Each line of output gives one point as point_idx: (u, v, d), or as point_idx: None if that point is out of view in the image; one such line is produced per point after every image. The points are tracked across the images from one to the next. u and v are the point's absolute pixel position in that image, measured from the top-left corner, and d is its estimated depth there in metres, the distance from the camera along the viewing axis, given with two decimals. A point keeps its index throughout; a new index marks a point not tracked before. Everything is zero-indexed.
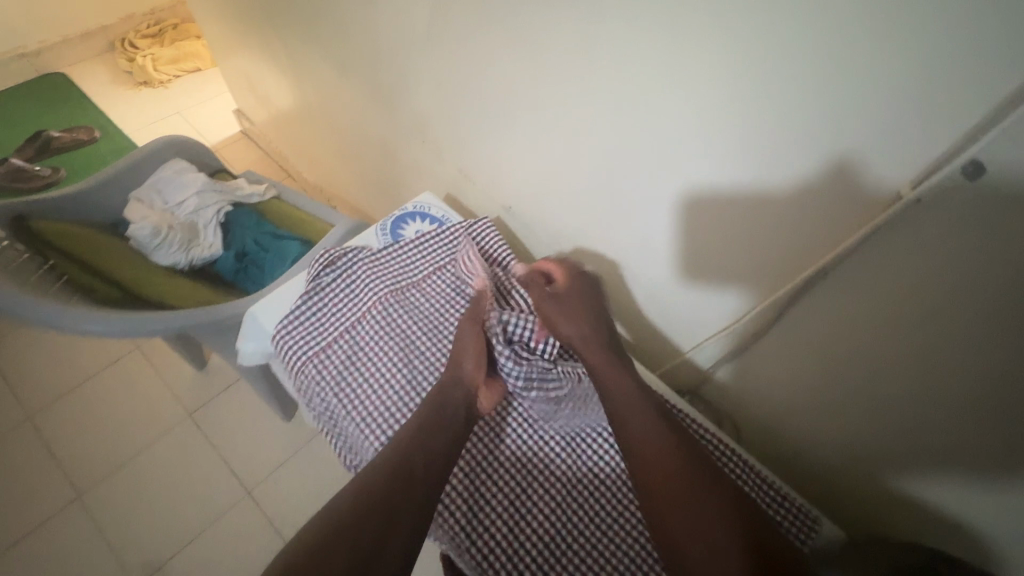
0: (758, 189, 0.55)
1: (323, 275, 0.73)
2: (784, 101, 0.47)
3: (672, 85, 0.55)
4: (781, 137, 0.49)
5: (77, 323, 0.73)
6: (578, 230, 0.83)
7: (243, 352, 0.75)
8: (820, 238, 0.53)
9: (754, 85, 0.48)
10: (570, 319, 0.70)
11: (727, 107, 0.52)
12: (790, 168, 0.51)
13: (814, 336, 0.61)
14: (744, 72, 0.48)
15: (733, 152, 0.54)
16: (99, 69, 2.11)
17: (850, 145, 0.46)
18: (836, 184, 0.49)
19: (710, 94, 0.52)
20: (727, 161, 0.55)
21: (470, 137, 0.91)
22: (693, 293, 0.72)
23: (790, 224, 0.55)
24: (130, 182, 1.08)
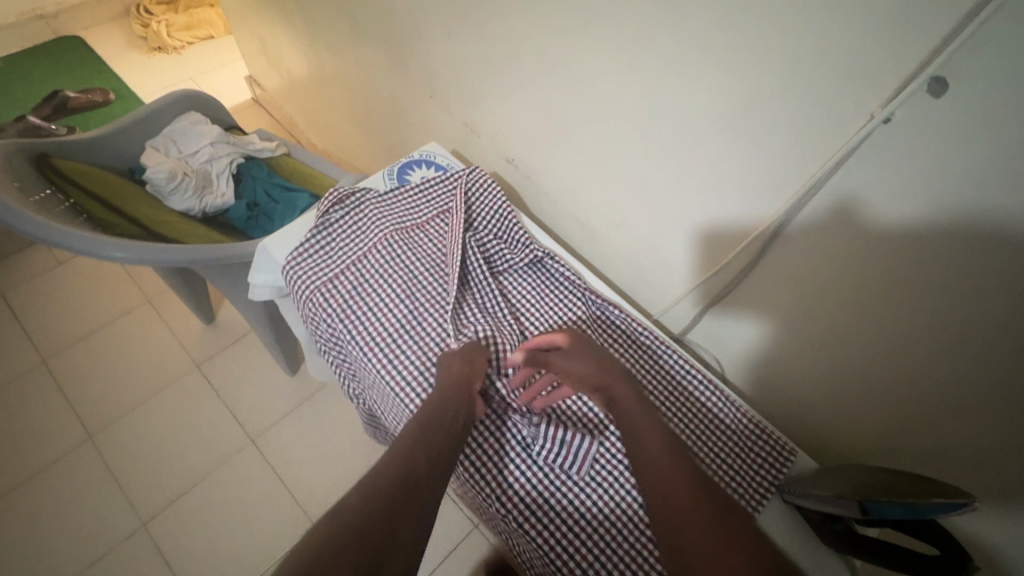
0: (744, 121, 0.59)
1: (332, 211, 0.77)
2: (774, 27, 0.51)
3: (671, 20, 0.58)
4: (767, 65, 0.53)
5: (97, 249, 0.78)
6: (579, 180, 0.86)
7: (253, 286, 0.79)
8: (803, 167, 0.56)
9: (742, 17, 0.53)
10: (584, 358, 0.64)
11: (723, 38, 0.55)
12: (777, 98, 0.54)
13: (792, 273, 0.65)
14: (734, 2, 0.52)
15: (723, 87, 0.58)
16: (115, 33, 2.14)
17: (830, 68, 0.49)
18: (815, 110, 0.52)
19: (704, 26, 0.56)
20: (725, 94, 0.58)
21: (477, 91, 0.94)
22: (687, 235, 0.75)
23: (778, 156, 0.58)
24: (147, 131, 1.12)
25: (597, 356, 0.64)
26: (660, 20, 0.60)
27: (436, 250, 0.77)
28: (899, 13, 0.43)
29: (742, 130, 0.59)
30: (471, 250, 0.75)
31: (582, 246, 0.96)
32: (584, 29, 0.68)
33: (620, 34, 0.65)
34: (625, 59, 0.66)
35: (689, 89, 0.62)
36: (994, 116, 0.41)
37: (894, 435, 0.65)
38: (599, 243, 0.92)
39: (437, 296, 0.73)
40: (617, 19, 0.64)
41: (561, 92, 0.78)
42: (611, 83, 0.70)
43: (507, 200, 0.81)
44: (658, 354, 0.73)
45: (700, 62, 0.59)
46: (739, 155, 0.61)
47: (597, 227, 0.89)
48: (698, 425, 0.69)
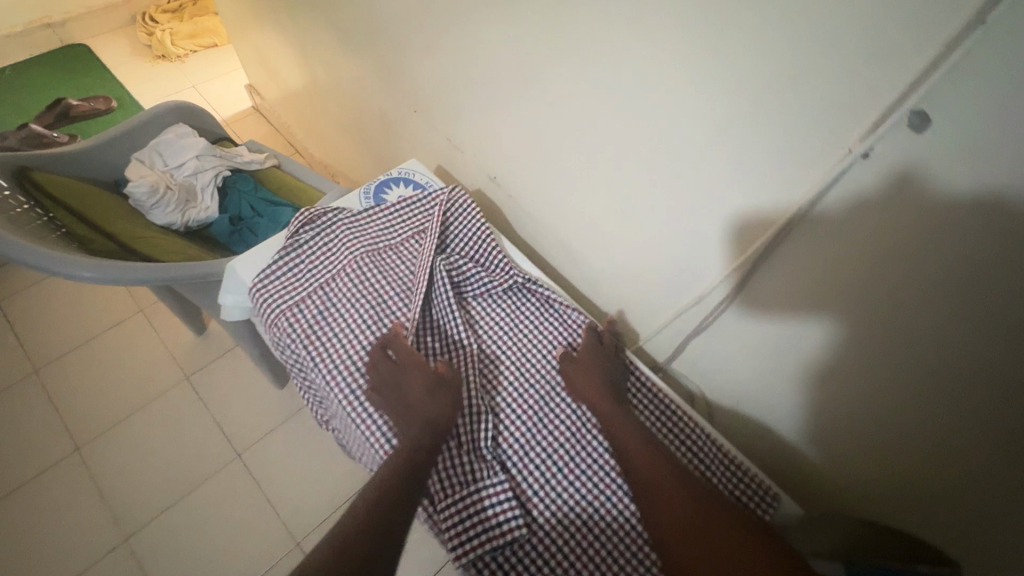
0: (722, 148, 0.56)
1: (302, 233, 0.75)
2: (747, 53, 0.48)
3: (645, 41, 0.56)
4: (743, 91, 0.51)
5: (64, 267, 0.76)
6: (561, 200, 0.83)
7: (224, 307, 0.77)
8: (783, 198, 0.53)
9: (717, 39, 0.50)
10: (590, 382, 0.65)
11: (698, 61, 0.53)
12: (755, 124, 0.51)
13: (777, 308, 0.62)
14: (707, 24, 0.50)
15: (701, 111, 0.55)
16: (120, 41, 2.16)
17: (806, 97, 0.47)
18: (790, 141, 0.50)
19: (678, 48, 0.54)
20: (703, 118, 0.55)
21: (460, 107, 0.92)
22: (671, 261, 0.71)
23: (760, 186, 0.55)
24: (134, 143, 1.11)
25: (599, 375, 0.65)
26: (635, 39, 0.57)
27: (408, 273, 0.74)
28: (875, 41, 0.40)
29: (723, 156, 0.56)
30: (442, 275, 0.72)
31: (565, 268, 0.93)
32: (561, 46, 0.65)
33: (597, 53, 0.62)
34: (602, 79, 0.64)
35: (665, 111, 0.59)
36: (977, 153, 0.39)
37: (882, 480, 0.62)
38: (582, 266, 0.88)
39: (404, 321, 0.70)
40: (593, 38, 0.61)
41: (541, 111, 0.76)
42: (589, 103, 0.68)
43: (485, 222, 0.79)
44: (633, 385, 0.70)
45: (678, 84, 0.56)
46: (718, 182, 0.58)
47: (581, 248, 0.86)
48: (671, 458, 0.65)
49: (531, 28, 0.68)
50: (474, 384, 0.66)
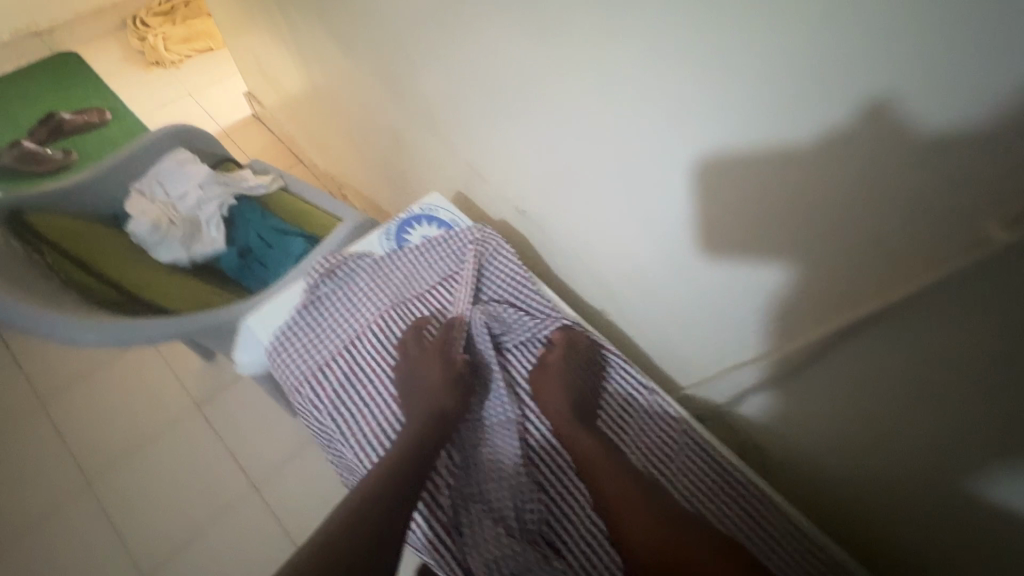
0: (803, 207, 0.49)
1: (322, 286, 0.69)
2: (845, 111, 0.41)
3: (708, 89, 0.48)
4: (834, 152, 0.44)
5: (67, 331, 0.70)
6: (597, 236, 0.76)
7: (240, 363, 0.72)
8: (882, 265, 0.47)
9: (805, 96, 0.43)
10: (554, 396, 0.63)
11: (786, 117, 0.45)
12: (849, 188, 0.45)
13: (865, 380, 0.55)
14: (793, 71, 0.43)
15: (778, 167, 0.48)
16: (109, 46, 2.06)
17: (923, 161, 0.39)
18: (895, 205, 0.43)
19: (751, 96, 0.46)
20: (785, 175, 0.48)
21: (482, 135, 0.83)
22: (730, 315, 0.65)
23: (855, 253, 0.48)
24: (131, 173, 1.04)
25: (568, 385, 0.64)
26: (694, 85, 0.50)
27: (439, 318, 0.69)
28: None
29: (811, 220, 0.49)
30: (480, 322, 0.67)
31: (602, 305, 0.86)
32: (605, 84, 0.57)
33: (643, 94, 0.55)
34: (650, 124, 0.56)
35: (730, 162, 0.52)
36: None
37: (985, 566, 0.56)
38: (619, 303, 0.82)
39: None
40: (637, 79, 0.54)
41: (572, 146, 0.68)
42: (629, 146, 0.60)
43: (524, 267, 0.72)
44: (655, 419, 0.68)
45: (756, 138, 0.48)
46: (793, 240, 0.52)
47: (623, 288, 0.79)
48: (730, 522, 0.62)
49: (562, 59, 0.60)
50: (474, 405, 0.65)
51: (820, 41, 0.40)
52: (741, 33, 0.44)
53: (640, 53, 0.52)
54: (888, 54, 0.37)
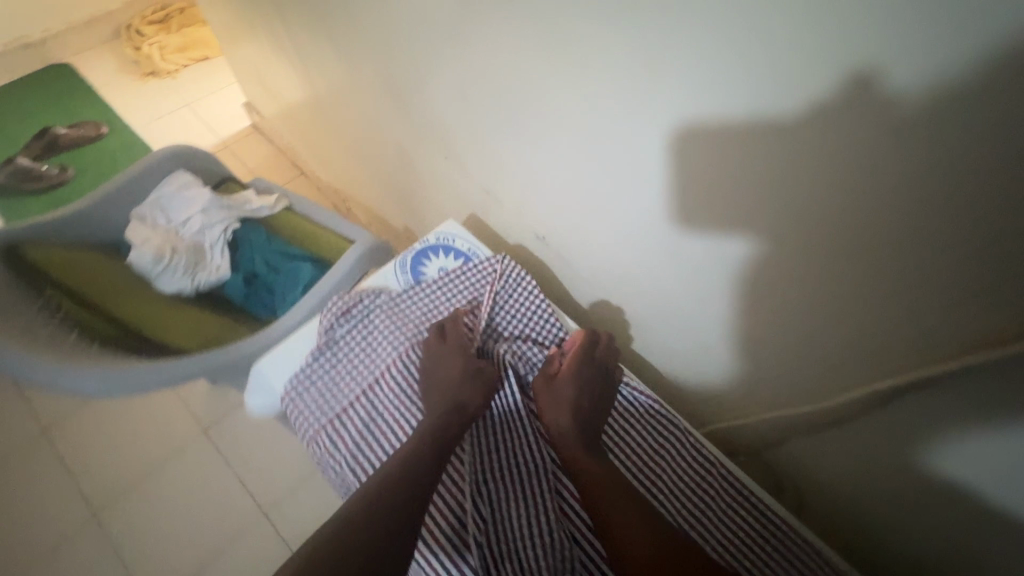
0: (862, 256, 0.45)
1: (337, 326, 0.66)
2: (916, 166, 0.38)
3: (751, 132, 0.45)
4: (900, 208, 0.40)
5: (68, 379, 0.69)
6: (622, 266, 0.72)
7: (251, 407, 0.69)
8: (947, 322, 0.44)
9: (869, 148, 0.39)
10: (559, 407, 0.61)
11: (844, 164, 0.41)
12: (916, 244, 0.41)
13: (925, 427, 0.52)
14: (856, 122, 0.39)
15: (834, 217, 0.45)
16: (105, 57, 2.02)
17: (1000, 227, 0.36)
18: (970, 264, 0.39)
19: (804, 143, 0.43)
20: (842, 224, 0.45)
21: (497, 161, 0.79)
22: (768, 354, 0.61)
23: (919, 306, 0.45)
24: (132, 199, 1.01)
25: (574, 393, 0.62)
26: (736, 128, 0.46)
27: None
28: None
29: (869, 270, 0.46)
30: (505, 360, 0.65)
31: (626, 334, 0.83)
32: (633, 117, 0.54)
33: (676, 133, 0.51)
34: (684, 163, 0.53)
35: (776, 209, 0.48)
36: None
37: None
38: (645, 333, 0.78)
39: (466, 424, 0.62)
40: (671, 117, 0.50)
41: (595, 178, 0.64)
42: (659, 183, 0.57)
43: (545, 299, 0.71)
44: (666, 434, 0.69)
45: (805, 184, 0.45)
46: (845, 289, 0.49)
47: (649, 320, 0.76)
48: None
49: (586, 90, 0.56)
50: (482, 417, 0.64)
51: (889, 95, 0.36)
52: (793, 80, 0.40)
53: (675, 92, 0.48)
54: (970, 111, 0.33)
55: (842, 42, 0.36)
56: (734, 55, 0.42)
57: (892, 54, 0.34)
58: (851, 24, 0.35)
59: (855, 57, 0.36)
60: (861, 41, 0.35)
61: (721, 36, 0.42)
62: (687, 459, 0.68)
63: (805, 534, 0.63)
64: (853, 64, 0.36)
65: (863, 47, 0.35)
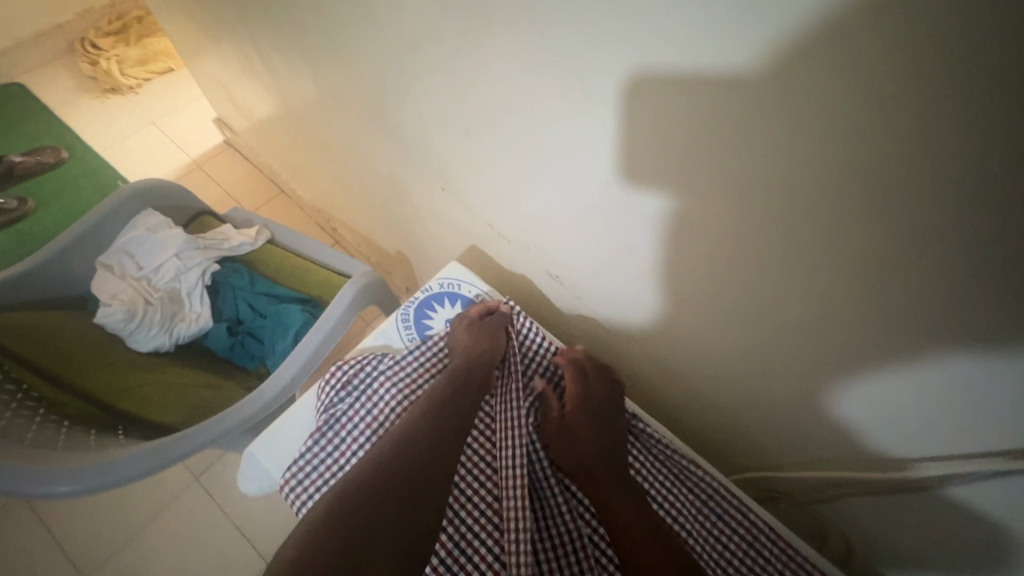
0: (928, 318, 0.40)
1: (338, 400, 0.60)
2: (1003, 244, 0.32)
3: (802, 189, 0.39)
4: (984, 284, 0.35)
5: (34, 483, 0.60)
6: (646, 305, 0.66)
7: (247, 485, 0.61)
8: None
9: (948, 222, 0.34)
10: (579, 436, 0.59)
11: (918, 233, 0.36)
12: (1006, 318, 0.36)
13: (997, 498, 0.48)
14: (944, 188, 0.32)
15: (901, 285, 0.40)
16: (58, 73, 1.89)
17: None
18: None
19: (866, 204, 0.37)
20: (914, 292, 0.39)
21: (500, 193, 0.72)
22: (814, 405, 0.57)
23: (1005, 381, 0.40)
24: (97, 246, 0.92)
25: (590, 422, 0.60)
26: (785, 184, 0.40)
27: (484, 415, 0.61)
28: None
29: (944, 338, 0.41)
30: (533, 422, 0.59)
31: (649, 371, 0.77)
32: (657, 163, 0.47)
33: (715, 186, 0.44)
34: (723, 213, 0.46)
35: (831, 268, 0.43)
36: None
37: None
38: (670, 372, 0.73)
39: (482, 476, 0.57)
40: (710, 168, 0.44)
41: (614, 217, 0.58)
42: (696, 230, 0.50)
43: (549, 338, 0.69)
44: (705, 497, 0.60)
45: (872, 249, 0.39)
46: (911, 353, 0.44)
47: (675, 361, 0.70)
48: None
49: (600, 129, 0.50)
50: (474, 460, 0.58)
51: (977, 170, 0.30)
52: (853, 141, 0.34)
53: (710, 139, 0.41)
54: None
55: (937, 103, 0.30)
56: (790, 107, 0.35)
57: (1005, 120, 0.28)
58: (951, 85, 0.28)
59: (951, 120, 0.30)
60: (963, 103, 0.29)
61: (772, 87, 0.35)
62: (732, 526, 0.58)
63: None
64: (945, 128, 0.30)
65: (942, 106, 0.30)
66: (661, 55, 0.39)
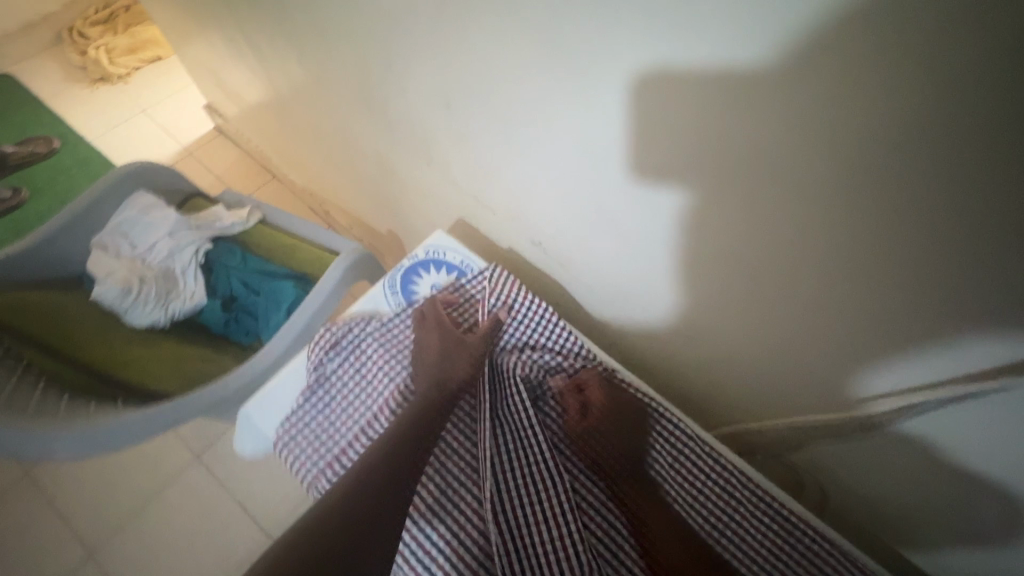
0: (872, 258, 0.43)
1: (327, 361, 0.63)
2: (924, 176, 0.35)
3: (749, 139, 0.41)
4: (914, 219, 0.38)
5: (40, 444, 0.63)
6: (624, 270, 0.69)
7: (243, 447, 0.64)
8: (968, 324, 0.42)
9: (875, 160, 0.36)
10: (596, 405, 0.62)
11: (851, 177, 0.38)
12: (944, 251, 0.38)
13: (947, 430, 0.51)
14: (872, 126, 0.35)
15: (846, 227, 0.42)
16: (49, 64, 1.89)
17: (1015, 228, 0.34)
18: (989, 263, 0.37)
19: (805, 148, 0.39)
20: (860, 233, 0.41)
21: (481, 162, 0.74)
22: (783, 357, 0.59)
23: (944, 313, 0.42)
24: (91, 227, 0.94)
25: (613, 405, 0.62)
26: (732, 135, 0.42)
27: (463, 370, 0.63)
28: None
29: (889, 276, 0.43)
30: (516, 375, 0.61)
31: (630, 337, 0.80)
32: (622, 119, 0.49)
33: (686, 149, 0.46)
34: (693, 175, 0.48)
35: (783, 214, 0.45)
36: None
37: None
38: (654, 340, 0.75)
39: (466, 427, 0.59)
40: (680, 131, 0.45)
41: (589, 180, 0.60)
42: (676, 194, 0.51)
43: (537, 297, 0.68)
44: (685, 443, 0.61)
45: (816, 194, 0.41)
46: (862, 294, 0.46)
47: (653, 323, 0.73)
48: None
49: (568, 89, 0.51)
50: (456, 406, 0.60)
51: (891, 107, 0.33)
52: (785, 88, 0.37)
53: (660, 90, 0.44)
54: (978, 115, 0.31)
55: (870, 38, 0.31)
56: (727, 56, 0.38)
57: (930, 49, 0.30)
58: (879, 17, 0.30)
59: (886, 54, 0.31)
60: (894, 35, 0.30)
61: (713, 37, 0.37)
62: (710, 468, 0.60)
63: (836, 534, 0.60)
64: (860, 67, 0.33)
65: (855, 48, 0.32)
66: (619, 11, 0.41)
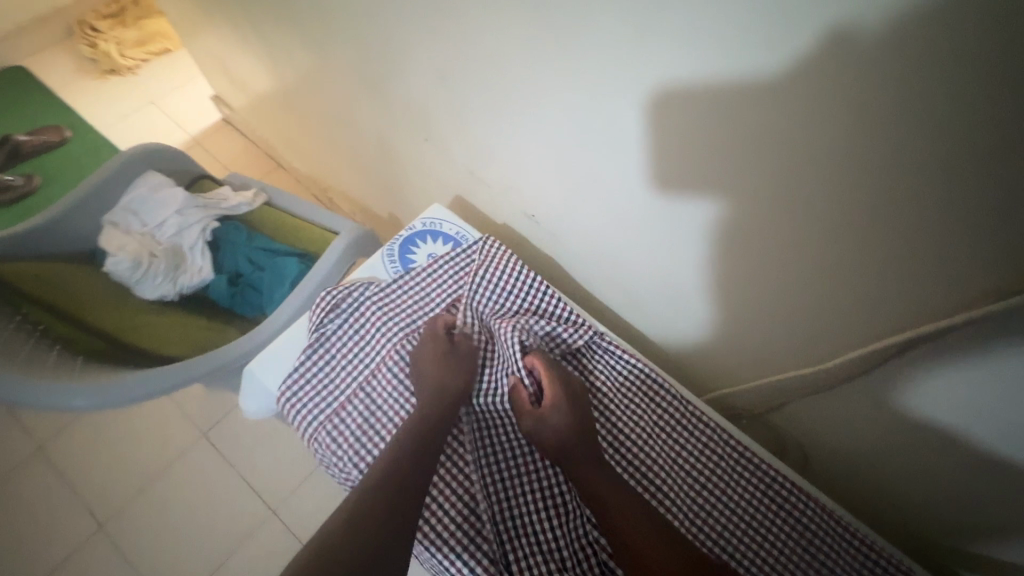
0: (841, 204, 0.46)
1: (327, 321, 0.66)
2: (881, 115, 0.38)
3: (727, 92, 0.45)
4: (877, 159, 0.41)
5: (57, 398, 0.67)
6: (613, 238, 0.72)
7: (247, 407, 0.68)
8: (930, 263, 0.45)
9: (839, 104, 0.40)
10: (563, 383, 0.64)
11: (818, 123, 0.42)
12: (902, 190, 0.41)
13: (917, 376, 0.54)
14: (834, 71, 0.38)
15: (816, 173, 0.45)
16: (60, 57, 1.93)
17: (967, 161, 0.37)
18: (945, 198, 0.40)
19: (776, 96, 0.42)
20: (828, 180, 0.45)
21: (477, 138, 0.77)
22: (764, 315, 0.62)
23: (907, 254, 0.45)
24: (105, 205, 0.97)
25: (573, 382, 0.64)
26: (709, 89, 0.46)
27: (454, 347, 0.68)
28: None
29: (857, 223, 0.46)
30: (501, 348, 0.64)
31: (622, 308, 0.83)
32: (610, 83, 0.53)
33: (677, 115, 0.50)
34: (677, 137, 0.51)
35: (759, 167, 0.48)
36: None
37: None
38: (645, 312, 0.78)
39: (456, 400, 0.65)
40: (667, 93, 0.49)
41: (579, 149, 0.63)
42: (656, 153, 0.55)
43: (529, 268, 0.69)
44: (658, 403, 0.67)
45: (788, 143, 0.45)
46: (834, 241, 0.49)
47: (642, 291, 0.76)
48: (777, 536, 0.61)
49: (558, 57, 0.55)
50: None
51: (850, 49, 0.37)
52: (757, 38, 0.40)
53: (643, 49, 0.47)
54: (924, 52, 0.34)
55: None
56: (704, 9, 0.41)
57: None
58: None
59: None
60: None
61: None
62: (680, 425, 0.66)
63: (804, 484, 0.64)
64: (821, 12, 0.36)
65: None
66: None
